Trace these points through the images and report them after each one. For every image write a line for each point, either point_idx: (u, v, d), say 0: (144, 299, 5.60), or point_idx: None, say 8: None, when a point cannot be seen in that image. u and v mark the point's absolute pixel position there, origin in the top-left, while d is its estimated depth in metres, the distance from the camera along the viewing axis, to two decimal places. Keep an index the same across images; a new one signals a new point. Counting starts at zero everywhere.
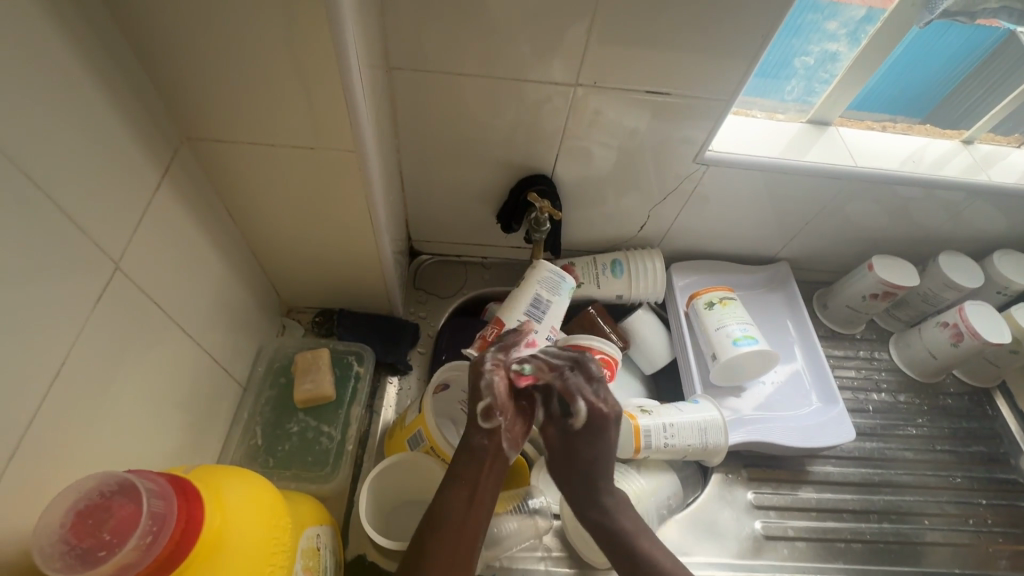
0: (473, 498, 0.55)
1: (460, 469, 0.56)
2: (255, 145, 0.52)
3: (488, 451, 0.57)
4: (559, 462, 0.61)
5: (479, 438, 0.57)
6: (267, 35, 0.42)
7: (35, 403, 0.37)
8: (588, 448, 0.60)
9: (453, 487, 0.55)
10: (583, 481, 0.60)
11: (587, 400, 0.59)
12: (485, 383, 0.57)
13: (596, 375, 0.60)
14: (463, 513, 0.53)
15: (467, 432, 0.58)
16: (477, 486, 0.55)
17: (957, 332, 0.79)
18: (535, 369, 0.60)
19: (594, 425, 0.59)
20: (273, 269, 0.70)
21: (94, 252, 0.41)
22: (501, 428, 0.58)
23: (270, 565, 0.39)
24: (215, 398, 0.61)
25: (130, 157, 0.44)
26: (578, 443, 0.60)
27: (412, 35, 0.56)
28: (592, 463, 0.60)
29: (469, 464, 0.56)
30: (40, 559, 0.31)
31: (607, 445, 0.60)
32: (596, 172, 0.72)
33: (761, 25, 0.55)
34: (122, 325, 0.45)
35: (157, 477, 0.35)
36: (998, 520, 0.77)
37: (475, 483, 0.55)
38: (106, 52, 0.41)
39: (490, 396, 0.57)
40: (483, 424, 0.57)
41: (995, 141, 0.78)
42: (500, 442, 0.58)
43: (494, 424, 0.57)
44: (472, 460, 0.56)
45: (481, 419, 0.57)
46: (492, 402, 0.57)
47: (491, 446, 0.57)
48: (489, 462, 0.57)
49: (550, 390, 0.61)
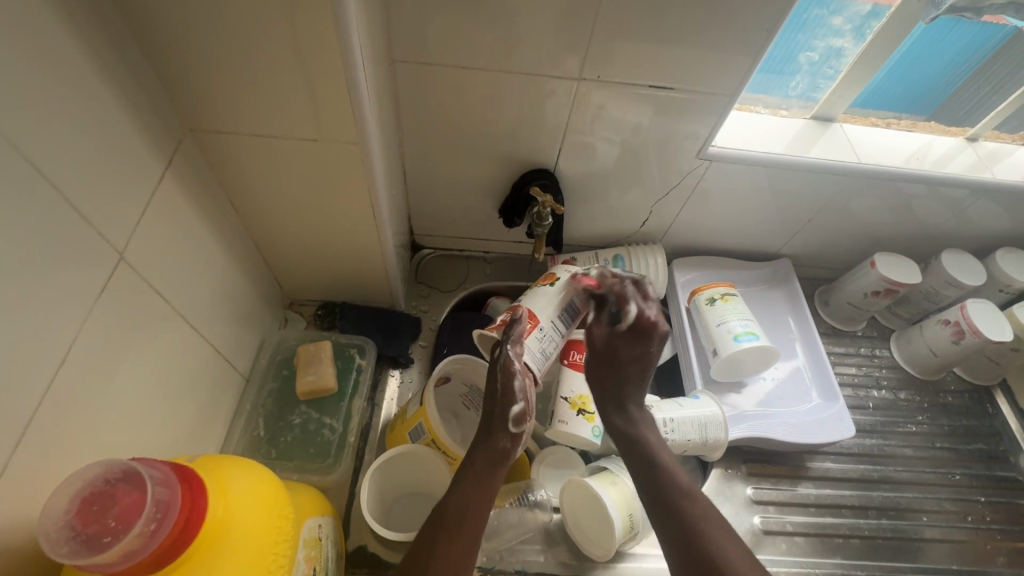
0: (487, 496, 0.55)
1: (477, 466, 0.57)
2: (258, 137, 0.52)
3: (509, 454, 0.59)
4: (599, 361, 0.66)
5: (501, 441, 0.59)
6: (272, 27, 0.42)
7: (39, 392, 0.38)
8: (632, 352, 0.64)
9: (470, 483, 0.55)
10: (621, 382, 0.65)
11: (638, 308, 0.64)
12: (518, 387, 0.59)
13: (651, 296, 0.65)
14: (477, 505, 0.54)
15: (490, 432, 0.59)
16: (492, 486, 0.56)
17: (959, 330, 0.79)
18: (599, 275, 0.66)
19: (643, 331, 0.64)
20: (275, 261, 0.70)
21: (98, 243, 0.42)
22: (525, 432, 0.61)
23: (273, 554, 0.39)
24: (217, 389, 0.62)
25: (135, 148, 0.44)
26: (622, 344, 0.65)
27: (416, 29, 0.56)
28: (636, 362, 0.65)
29: (486, 463, 0.57)
30: (46, 545, 0.31)
31: (650, 353, 0.65)
32: (599, 167, 0.72)
33: (766, 20, 0.55)
34: (126, 315, 0.45)
35: (160, 465, 0.35)
36: (996, 517, 0.77)
37: (491, 481, 0.56)
38: (111, 43, 0.41)
39: (523, 399, 0.59)
40: (511, 428, 0.59)
41: (999, 138, 0.78)
42: (520, 445, 0.60)
43: (520, 429, 0.60)
44: (490, 459, 0.57)
45: (512, 424, 0.59)
46: (524, 406, 0.59)
47: (513, 450, 0.60)
48: (506, 466, 0.58)
49: (608, 298, 0.65)
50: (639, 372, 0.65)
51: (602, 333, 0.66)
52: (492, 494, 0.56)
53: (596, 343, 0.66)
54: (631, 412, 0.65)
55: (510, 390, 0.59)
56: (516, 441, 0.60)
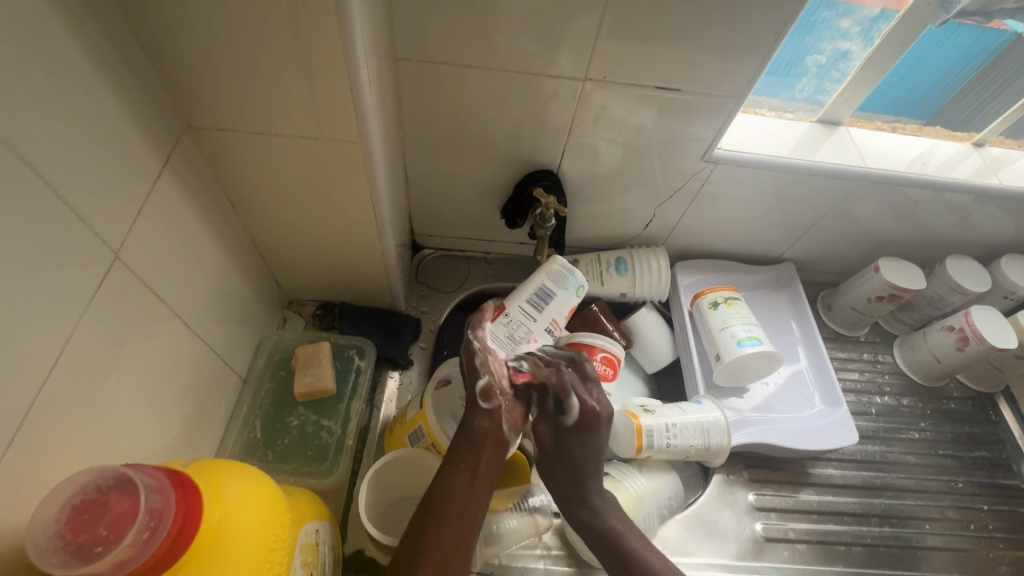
0: (473, 485, 0.54)
1: (460, 455, 0.55)
2: (258, 135, 0.51)
3: (488, 434, 0.56)
4: (548, 462, 0.61)
5: (477, 422, 0.56)
6: (274, 23, 0.41)
7: (32, 395, 0.37)
8: (583, 446, 0.60)
9: (455, 470, 0.54)
10: (574, 482, 0.60)
11: (581, 398, 0.60)
12: (480, 361, 0.57)
13: (590, 376, 0.62)
14: (463, 497, 0.53)
15: (466, 413, 0.57)
16: (477, 475, 0.54)
17: (963, 336, 0.79)
18: (531, 366, 0.61)
19: (587, 423, 0.60)
20: (273, 260, 0.69)
21: (93, 242, 0.41)
22: (502, 408, 0.57)
23: (269, 562, 0.38)
24: (214, 390, 0.61)
25: (131, 145, 0.43)
26: (569, 441, 0.60)
27: (420, 26, 0.55)
28: (583, 462, 0.60)
29: (467, 449, 0.55)
30: (35, 556, 0.30)
31: (600, 444, 0.61)
32: (602, 168, 0.72)
33: (774, 22, 0.54)
34: (120, 315, 0.44)
35: (154, 472, 0.34)
36: (998, 526, 0.77)
37: (475, 469, 0.55)
38: (108, 37, 0.40)
39: (489, 373, 0.57)
40: (483, 405, 0.57)
41: (1004, 144, 0.77)
42: (501, 424, 0.57)
43: (494, 404, 0.57)
44: (470, 443, 0.56)
45: (482, 400, 0.57)
46: (490, 380, 0.57)
47: (491, 429, 0.57)
48: (489, 446, 0.56)
49: (545, 387, 0.60)
50: (591, 469, 0.61)
51: (556, 438, 0.61)
52: (480, 483, 0.54)
53: (545, 445, 0.61)
54: (595, 504, 0.60)
55: (473, 365, 0.57)
56: (493, 418, 0.57)
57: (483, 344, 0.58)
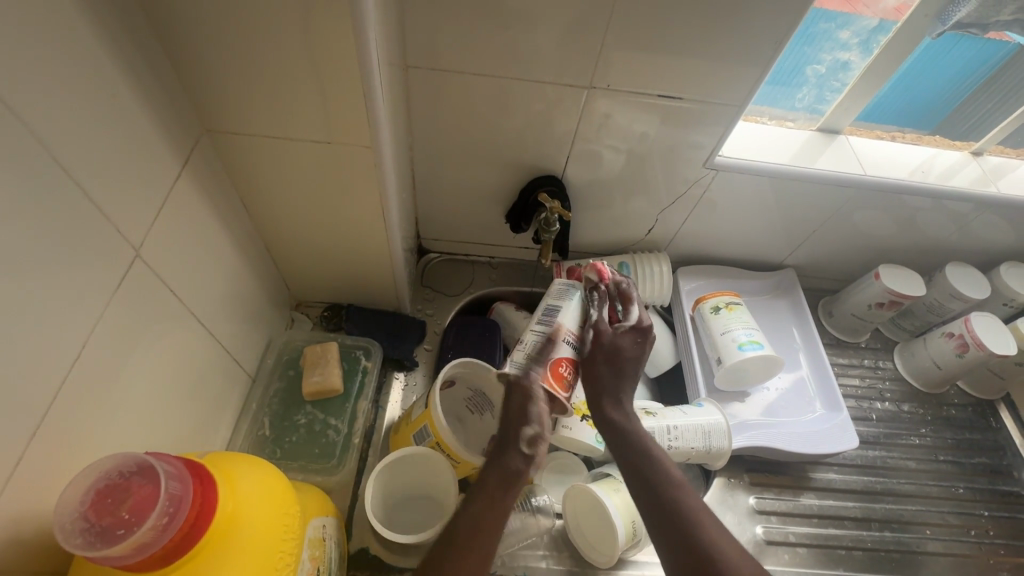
0: (498, 520, 0.52)
1: (491, 491, 0.53)
2: (272, 139, 0.53)
3: (521, 474, 0.55)
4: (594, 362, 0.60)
5: (507, 458, 0.55)
6: (292, 32, 0.43)
7: (55, 385, 0.38)
8: (632, 351, 0.61)
9: (481, 507, 0.52)
10: (613, 382, 0.60)
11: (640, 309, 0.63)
12: (535, 413, 0.54)
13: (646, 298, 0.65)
14: (493, 527, 0.52)
15: (504, 451, 0.55)
16: (502, 512, 0.53)
17: (963, 343, 0.79)
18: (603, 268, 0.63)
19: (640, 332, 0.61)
20: (283, 262, 0.71)
21: (116, 239, 0.42)
22: (538, 454, 0.56)
23: (280, 552, 0.39)
24: (224, 388, 0.62)
25: (154, 147, 0.45)
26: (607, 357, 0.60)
27: (430, 35, 0.57)
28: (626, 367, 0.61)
29: (498, 483, 0.54)
30: (60, 537, 0.32)
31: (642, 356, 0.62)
32: (606, 174, 0.73)
33: (775, 33, 0.55)
34: (139, 313, 0.46)
35: (174, 460, 0.36)
36: (999, 532, 0.77)
37: (502, 503, 0.53)
38: (133, 43, 0.42)
39: (538, 423, 0.55)
40: (524, 450, 0.55)
41: (1004, 153, 0.78)
42: (532, 466, 0.56)
43: (534, 452, 0.55)
44: (503, 479, 0.54)
45: (526, 446, 0.55)
46: (538, 428, 0.55)
47: (524, 471, 0.55)
48: (518, 487, 0.55)
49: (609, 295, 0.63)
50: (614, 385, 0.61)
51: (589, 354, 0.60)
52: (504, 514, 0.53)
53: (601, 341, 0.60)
54: (626, 406, 0.60)
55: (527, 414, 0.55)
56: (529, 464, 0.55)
57: (541, 381, 0.55)
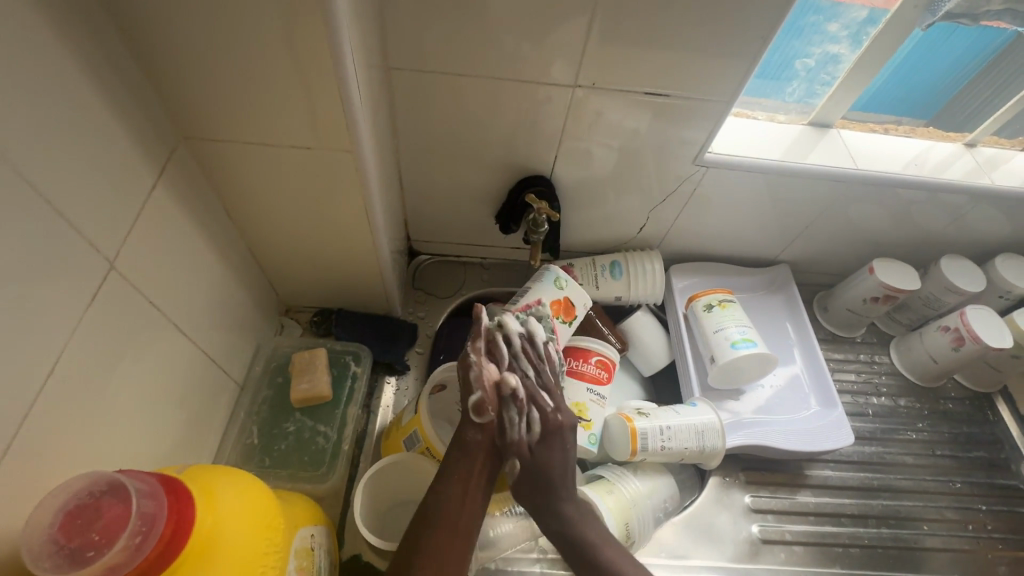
0: (466, 499, 0.55)
1: (451, 467, 0.56)
2: (252, 146, 0.52)
3: (480, 446, 0.58)
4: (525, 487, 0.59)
5: (467, 432, 0.58)
6: (266, 36, 0.42)
7: (29, 402, 0.37)
8: (545, 456, 0.59)
9: (451, 493, 0.54)
10: (545, 492, 0.59)
11: (543, 410, 0.60)
12: (473, 377, 0.57)
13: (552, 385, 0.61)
14: (455, 509, 0.54)
15: (461, 428, 0.59)
16: (467, 487, 0.55)
17: (959, 336, 0.79)
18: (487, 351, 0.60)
19: (549, 435, 0.60)
20: (270, 267, 0.70)
21: (90, 252, 0.41)
22: (493, 422, 0.58)
23: (262, 566, 0.39)
24: (211, 397, 0.61)
25: (127, 156, 0.44)
26: (541, 456, 0.59)
27: (412, 36, 0.56)
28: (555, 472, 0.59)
29: (465, 464, 0.56)
30: (28, 560, 0.31)
31: (565, 454, 0.60)
32: (596, 173, 0.72)
33: (761, 27, 0.55)
34: (118, 324, 0.45)
35: (146, 477, 0.35)
36: (998, 526, 0.77)
37: (469, 479, 0.56)
38: (102, 51, 0.41)
39: (481, 388, 0.57)
40: (476, 419, 0.58)
41: (998, 144, 0.77)
42: (491, 435, 0.59)
43: (486, 419, 0.58)
44: (467, 458, 0.57)
45: (474, 414, 0.58)
46: (482, 395, 0.57)
47: (485, 441, 0.58)
48: (480, 460, 0.57)
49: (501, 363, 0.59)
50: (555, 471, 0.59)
51: (521, 450, 0.59)
52: (473, 507, 0.55)
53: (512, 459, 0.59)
54: (567, 511, 0.58)
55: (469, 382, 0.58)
56: (486, 430, 0.58)
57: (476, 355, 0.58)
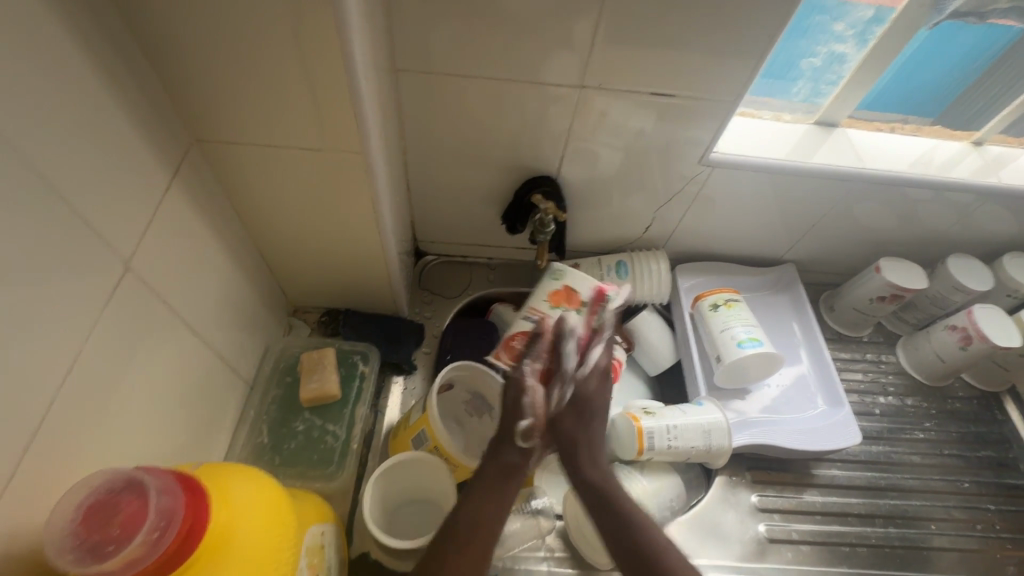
0: (493, 514, 0.52)
1: (487, 480, 0.54)
2: (262, 147, 0.52)
3: (518, 467, 0.55)
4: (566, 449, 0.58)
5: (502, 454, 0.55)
6: (277, 40, 0.43)
7: (47, 401, 0.38)
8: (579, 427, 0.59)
9: (478, 501, 0.52)
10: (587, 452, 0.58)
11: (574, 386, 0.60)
12: (529, 401, 0.57)
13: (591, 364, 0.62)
14: (475, 530, 0.50)
15: (498, 446, 0.56)
16: (503, 502, 0.53)
17: (966, 335, 0.78)
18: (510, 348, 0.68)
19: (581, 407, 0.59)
20: (279, 268, 0.71)
21: (105, 252, 0.42)
22: (536, 446, 0.57)
23: (275, 563, 0.39)
24: (222, 396, 0.62)
25: (142, 159, 0.45)
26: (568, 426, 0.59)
27: (420, 38, 0.56)
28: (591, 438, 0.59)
29: (494, 478, 0.54)
30: (51, 553, 0.32)
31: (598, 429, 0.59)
32: (602, 173, 0.72)
33: (767, 27, 0.55)
34: (132, 324, 0.46)
35: (164, 474, 0.36)
36: (1006, 526, 0.77)
37: (498, 499, 0.53)
38: (117, 56, 0.41)
39: (532, 413, 0.56)
40: (521, 443, 0.56)
41: (1006, 142, 0.77)
42: (531, 459, 0.57)
43: (531, 443, 0.56)
44: (498, 473, 0.54)
45: (521, 438, 0.56)
46: (532, 421, 0.56)
47: (521, 463, 0.55)
48: (517, 477, 0.55)
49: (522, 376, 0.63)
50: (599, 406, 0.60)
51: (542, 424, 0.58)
52: (503, 507, 0.53)
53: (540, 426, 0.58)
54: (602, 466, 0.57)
55: (520, 404, 0.57)
56: (525, 455, 0.56)
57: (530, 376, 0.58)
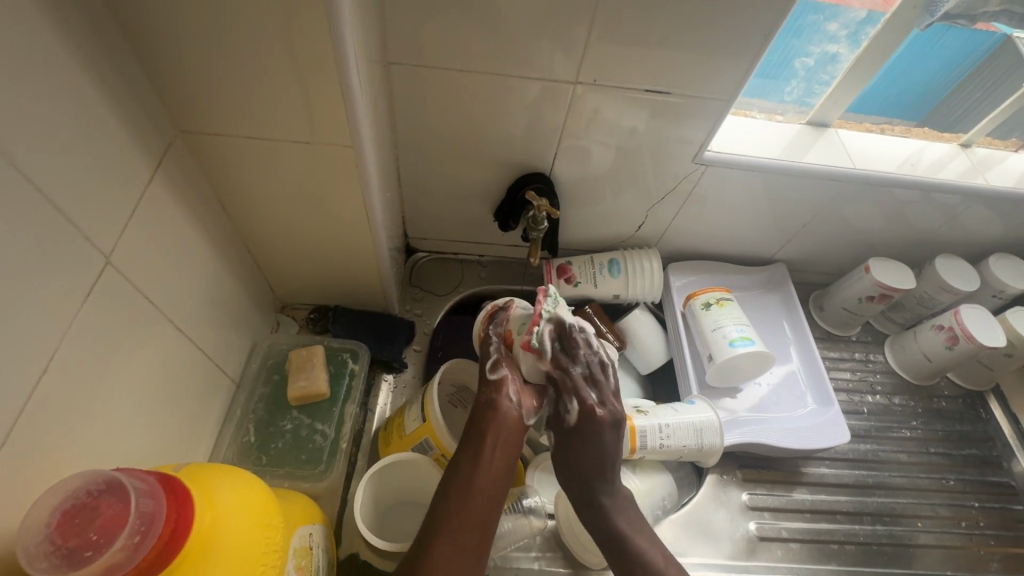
0: (473, 478, 0.55)
1: (467, 451, 0.56)
2: (250, 140, 0.51)
3: (495, 408, 0.58)
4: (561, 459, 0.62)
5: (487, 394, 0.59)
6: (266, 30, 0.42)
7: (23, 400, 0.37)
8: (585, 447, 0.60)
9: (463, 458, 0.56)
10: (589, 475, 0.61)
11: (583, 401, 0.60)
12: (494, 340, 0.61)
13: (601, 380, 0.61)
14: (464, 497, 0.54)
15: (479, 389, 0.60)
16: (477, 469, 0.55)
17: (953, 335, 0.79)
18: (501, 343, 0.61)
19: (585, 426, 0.60)
20: (266, 263, 0.69)
21: (84, 246, 0.41)
22: (507, 382, 0.59)
23: (261, 566, 0.39)
24: (207, 395, 0.61)
25: (124, 150, 0.44)
26: (576, 439, 0.60)
27: (412, 31, 0.55)
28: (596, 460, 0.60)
29: (474, 429, 0.58)
30: (25, 561, 0.30)
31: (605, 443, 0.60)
32: (595, 170, 0.72)
33: (761, 27, 0.55)
34: (113, 321, 0.44)
35: (146, 477, 0.35)
36: (990, 522, 0.78)
37: (478, 462, 0.56)
38: (100, 44, 0.40)
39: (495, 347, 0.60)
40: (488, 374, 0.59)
41: (992, 144, 0.78)
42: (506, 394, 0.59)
43: (499, 376, 0.59)
44: (477, 420, 0.58)
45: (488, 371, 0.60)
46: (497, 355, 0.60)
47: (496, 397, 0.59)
48: (495, 419, 0.58)
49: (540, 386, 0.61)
50: (597, 464, 0.60)
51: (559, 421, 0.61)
52: (487, 477, 0.55)
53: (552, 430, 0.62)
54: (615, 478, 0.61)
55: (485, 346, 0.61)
56: (497, 389, 0.59)
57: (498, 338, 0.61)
